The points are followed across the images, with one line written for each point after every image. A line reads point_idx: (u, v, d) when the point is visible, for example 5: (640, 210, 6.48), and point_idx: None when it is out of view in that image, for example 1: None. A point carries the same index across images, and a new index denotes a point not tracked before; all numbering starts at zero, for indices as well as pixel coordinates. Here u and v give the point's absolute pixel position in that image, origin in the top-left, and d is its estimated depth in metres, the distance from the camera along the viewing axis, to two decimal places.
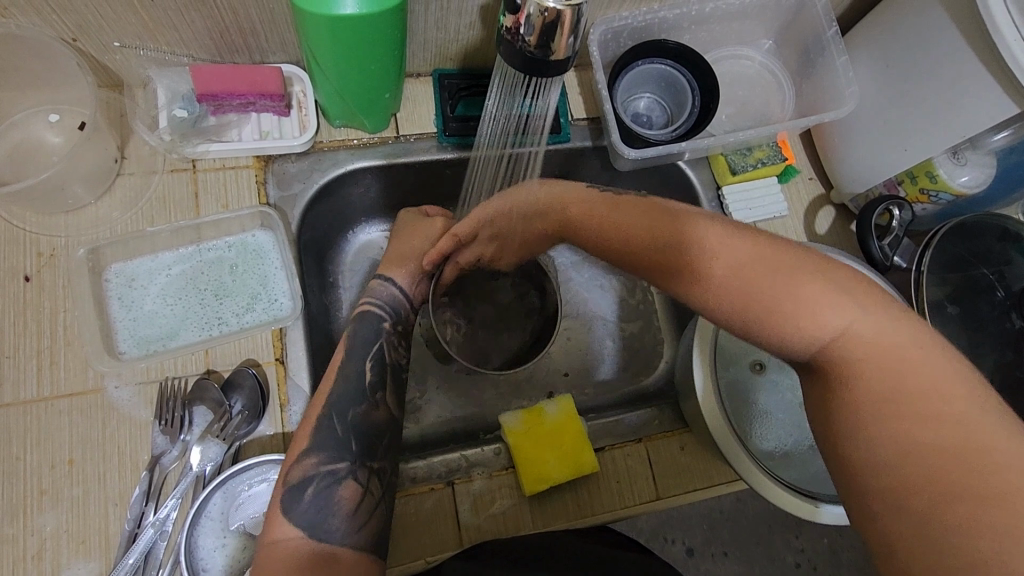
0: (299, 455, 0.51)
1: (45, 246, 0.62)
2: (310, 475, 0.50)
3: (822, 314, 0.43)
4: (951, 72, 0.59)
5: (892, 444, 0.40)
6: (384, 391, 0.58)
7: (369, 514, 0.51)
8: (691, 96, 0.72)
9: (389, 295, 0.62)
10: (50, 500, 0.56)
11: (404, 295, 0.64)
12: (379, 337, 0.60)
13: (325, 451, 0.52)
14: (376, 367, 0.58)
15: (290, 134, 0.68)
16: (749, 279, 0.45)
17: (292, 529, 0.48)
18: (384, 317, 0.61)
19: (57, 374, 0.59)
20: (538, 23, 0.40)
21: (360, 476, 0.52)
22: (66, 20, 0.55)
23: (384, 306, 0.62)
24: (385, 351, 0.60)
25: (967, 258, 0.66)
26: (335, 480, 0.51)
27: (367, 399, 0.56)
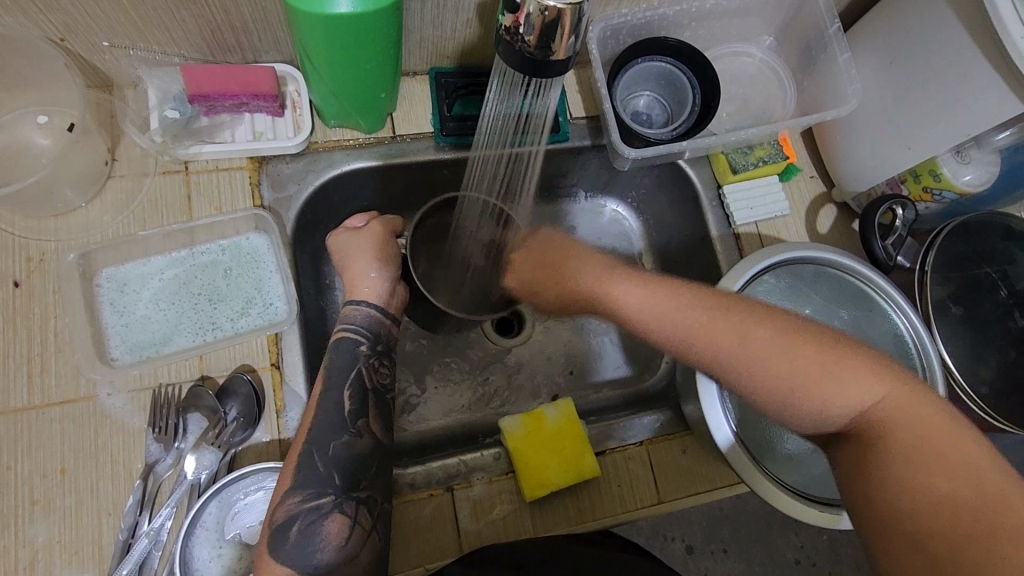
0: (283, 494, 0.51)
1: (34, 251, 0.61)
2: (293, 514, 0.51)
3: (834, 390, 0.48)
4: (956, 69, 0.59)
5: (924, 496, 0.43)
6: (366, 417, 0.56)
7: (360, 543, 0.51)
8: (691, 94, 0.71)
9: (365, 320, 0.61)
10: (41, 511, 0.55)
11: (380, 316, 0.62)
12: (356, 363, 0.58)
13: (307, 488, 0.51)
14: (357, 394, 0.57)
15: (285, 134, 0.66)
16: (768, 374, 0.49)
17: (280, 568, 0.49)
18: (361, 342, 0.60)
19: (48, 382, 0.58)
20: (539, 23, 0.39)
21: (348, 508, 0.52)
22: (53, 20, 0.54)
23: (360, 330, 0.60)
24: (364, 375, 0.58)
25: (971, 257, 0.65)
26: (319, 515, 0.51)
27: (347, 429, 0.55)
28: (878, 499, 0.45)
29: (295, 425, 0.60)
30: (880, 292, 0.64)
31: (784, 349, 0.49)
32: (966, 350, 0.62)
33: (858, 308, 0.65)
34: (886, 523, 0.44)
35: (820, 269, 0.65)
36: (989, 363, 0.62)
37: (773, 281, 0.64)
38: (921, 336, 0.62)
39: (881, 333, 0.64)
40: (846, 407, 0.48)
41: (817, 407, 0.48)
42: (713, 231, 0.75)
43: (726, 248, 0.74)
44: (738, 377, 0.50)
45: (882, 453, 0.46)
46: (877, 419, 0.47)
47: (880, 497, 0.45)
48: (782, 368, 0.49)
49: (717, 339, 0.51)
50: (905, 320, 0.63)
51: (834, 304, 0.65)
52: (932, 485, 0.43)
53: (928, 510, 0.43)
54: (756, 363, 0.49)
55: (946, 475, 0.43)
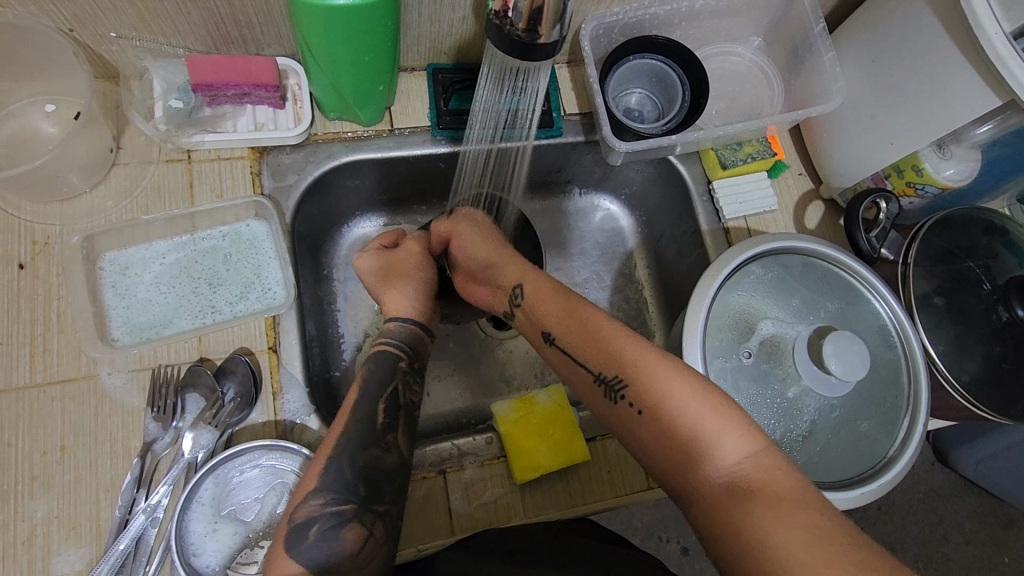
0: (306, 495, 0.51)
1: (39, 234, 0.62)
2: (314, 516, 0.50)
3: (713, 426, 0.45)
4: (935, 66, 0.61)
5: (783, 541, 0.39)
6: (394, 432, 0.57)
7: (372, 553, 0.51)
8: (681, 91, 0.73)
9: (407, 335, 0.62)
10: (41, 486, 0.56)
11: (418, 329, 0.63)
12: (394, 377, 0.59)
13: (332, 492, 0.51)
14: (390, 408, 0.57)
15: (285, 125, 0.68)
16: (669, 400, 0.48)
17: (295, 566, 0.48)
18: (400, 356, 0.61)
19: (49, 361, 0.59)
20: (526, 8, 0.41)
21: (366, 520, 0.51)
22: (62, 10, 0.56)
23: (400, 344, 0.61)
24: (398, 392, 0.59)
25: (953, 252, 0.67)
26: (338, 521, 0.50)
27: (378, 442, 0.55)
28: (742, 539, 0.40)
29: (291, 407, 0.61)
30: (862, 282, 0.65)
31: (678, 382, 0.48)
32: (949, 342, 0.64)
33: (842, 299, 0.65)
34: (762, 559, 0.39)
35: (807, 260, 0.66)
36: (973, 354, 0.63)
37: (760, 272, 0.65)
38: (902, 324, 0.64)
39: (867, 323, 0.65)
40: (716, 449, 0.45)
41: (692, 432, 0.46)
42: (703, 225, 0.76)
43: (716, 242, 0.76)
44: (640, 394, 0.49)
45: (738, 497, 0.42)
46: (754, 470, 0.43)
47: (741, 539, 0.40)
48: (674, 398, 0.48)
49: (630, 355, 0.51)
50: (887, 308, 0.64)
51: (820, 294, 0.65)
52: (798, 525, 0.39)
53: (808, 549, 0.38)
54: (660, 388, 0.48)
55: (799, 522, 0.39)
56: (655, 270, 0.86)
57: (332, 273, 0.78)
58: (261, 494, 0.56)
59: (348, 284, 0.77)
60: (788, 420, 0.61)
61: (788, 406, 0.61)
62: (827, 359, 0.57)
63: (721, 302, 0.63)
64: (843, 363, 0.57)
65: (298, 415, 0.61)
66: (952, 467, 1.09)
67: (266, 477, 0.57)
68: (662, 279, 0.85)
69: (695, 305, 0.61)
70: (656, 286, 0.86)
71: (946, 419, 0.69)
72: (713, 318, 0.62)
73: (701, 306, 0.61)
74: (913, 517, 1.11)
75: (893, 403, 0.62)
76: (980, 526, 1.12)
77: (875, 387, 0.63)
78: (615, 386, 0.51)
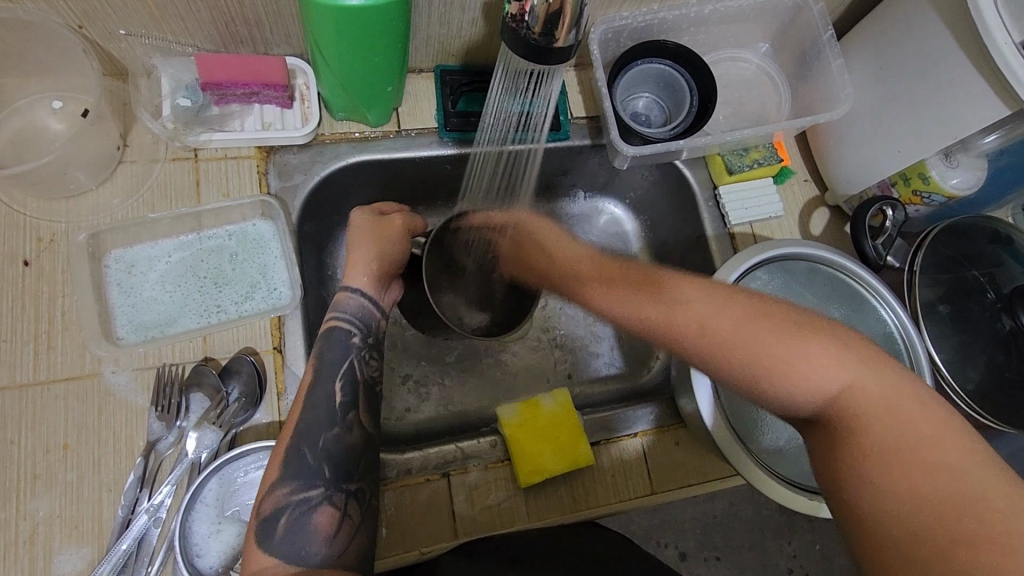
0: (272, 484, 0.51)
1: (45, 231, 0.62)
2: (282, 506, 0.50)
3: (796, 364, 0.50)
4: (944, 75, 0.61)
5: (910, 465, 0.45)
6: (356, 411, 0.56)
7: (348, 537, 0.52)
8: (688, 96, 0.73)
9: (357, 309, 0.60)
10: (43, 485, 0.55)
11: (373, 307, 0.61)
12: (349, 355, 0.58)
13: (296, 479, 0.51)
14: (348, 387, 0.57)
15: (293, 125, 0.68)
16: (749, 359, 0.51)
17: (269, 559, 0.49)
18: (354, 332, 0.59)
19: (53, 358, 0.59)
20: (543, 13, 0.41)
21: (337, 501, 0.52)
22: (72, 7, 0.56)
23: (353, 320, 0.59)
24: (356, 367, 0.58)
25: (959, 260, 0.67)
26: (309, 506, 0.51)
27: (337, 421, 0.55)
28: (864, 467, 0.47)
29: None
30: (868, 288, 0.66)
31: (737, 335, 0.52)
32: (954, 350, 0.64)
33: (848, 305, 0.66)
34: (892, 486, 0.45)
35: (813, 267, 0.66)
36: (977, 363, 0.63)
37: (766, 279, 0.65)
38: (908, 331, 0.64)
39: (871, 330, 0.65)
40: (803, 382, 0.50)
41: (782, 393, 0.50)
42: (709, 231, 0.76)
43: (722, 247, 0.76)
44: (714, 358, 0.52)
45: (834, 442, 0.49)
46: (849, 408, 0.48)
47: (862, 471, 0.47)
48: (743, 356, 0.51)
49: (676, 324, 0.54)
50: (893, 315, 0.65)
51: (826, 300, 0.66)
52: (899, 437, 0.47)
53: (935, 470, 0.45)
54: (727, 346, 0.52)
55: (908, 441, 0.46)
56: None
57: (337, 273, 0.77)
58: None
59: None
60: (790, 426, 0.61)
61: None
62: None
63: None
64: None
65: None
66: None
67: None
68: None
69: None
70: None
71: None
72: None
73: None
74: None
75: None
76: None
77: None
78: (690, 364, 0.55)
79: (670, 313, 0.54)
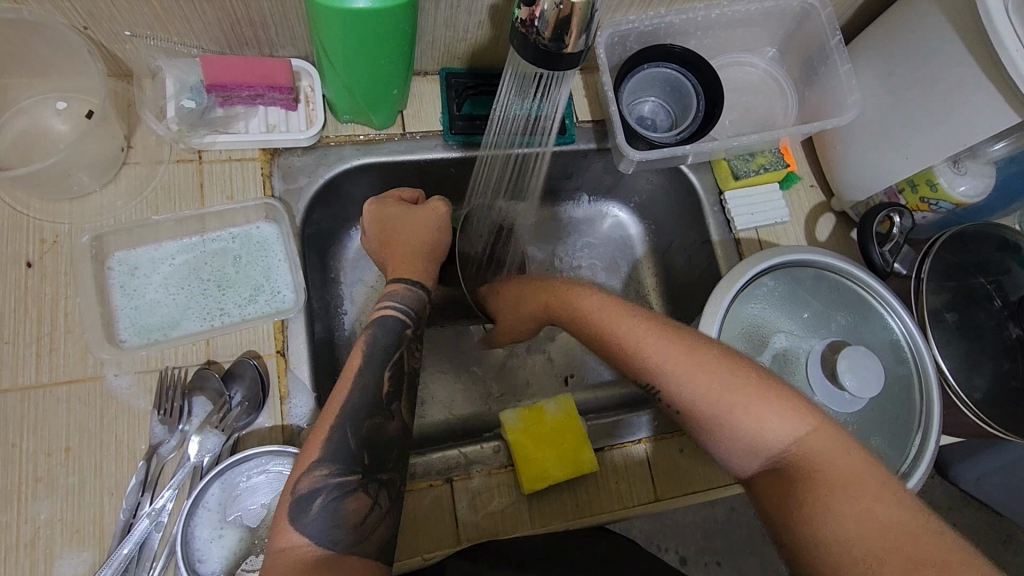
0: (309, 465, 0.50)
1: (48, 233, 0.62)
2: (318, 487, 0.49)
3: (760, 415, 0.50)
4: (954, 82, 0.60)
5: (839, 527, 0.45)
6: (399, 402, 0.55)
7: (375, 525, 0.50)
8: (695, 100, 0.73)
9: (413, 300, 0.61)
10: (45, 488, 0.55)
11: (422, 297, 0.62)
12: (401, 342, 0.58)
13: (337, 463, 0.50)
14: (394, 376, 0.56)
15: (297, 128, 0.68)
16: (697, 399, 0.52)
17: (299, 538, 0.47)
18: (405, 321, 0.59)
19: (56, 361, 0.58)
20: (553, 18, 0.41)
21: (371, 490, 0.50)
22: (78, 7, 0.56)
23: (406, 309, 0.60)
24: (403, 359, 0.57)
25: (965, 268, 0.66)
26: (345, 492, 0.49)
27: (382, 410, 0.54)
28: (807, 524, 0.46)
29: (299, 412, 0.61)
30: (876, 296, 0.65)
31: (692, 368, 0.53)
32: (961, 357, 0.63)
33: (855, 313, 0.65)
34: (826, 550, 0.45)
35: (820, 273, 0.65)
36: (983, 372, 0.63)
37: (772, 284, 0.64)
38: (915, 340, 0.63)
39: (878, 338, 0.64)
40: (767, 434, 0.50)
41: (736, 436, 0.51)
42: (714, 236, 0.76)
43: (727, 252, 0.76)
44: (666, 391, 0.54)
45: (783, 479, 0.49)
46: (811, 453, 0.48)
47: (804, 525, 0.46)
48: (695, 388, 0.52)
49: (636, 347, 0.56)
50: (900, 324, 0.64)
51: (832, 307, 0.65)
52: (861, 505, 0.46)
53: (831, 528, 0.45)
54: (674, 378, 0.53)
55: (872, 515, 0.45)
56: (662, 279, 0.85)
57: (340, 276, 0.77)
58: (267, 500, 0.56)
59: (356, 289, 0.77)
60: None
61: None
62: (841, 374, 0.56)
63: (734, 313, 0.63)
64: (857, 380, 0.56)
65: (305, 420, 0.61)
66: (953, 481, 1.08)
67: (272, 483, 0.56)
68: (671, 288, 0.84)
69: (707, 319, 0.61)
70: (664, 296, 0.85)
71: (954, 435, 0.69)
72: (725, 332, 0.62)
73: (714, 319, 0.61)
74: None
75: (906, 420, 0.62)
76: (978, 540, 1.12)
77: (887, 403, 0.62)
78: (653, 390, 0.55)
79: (659, 334, 0.55)
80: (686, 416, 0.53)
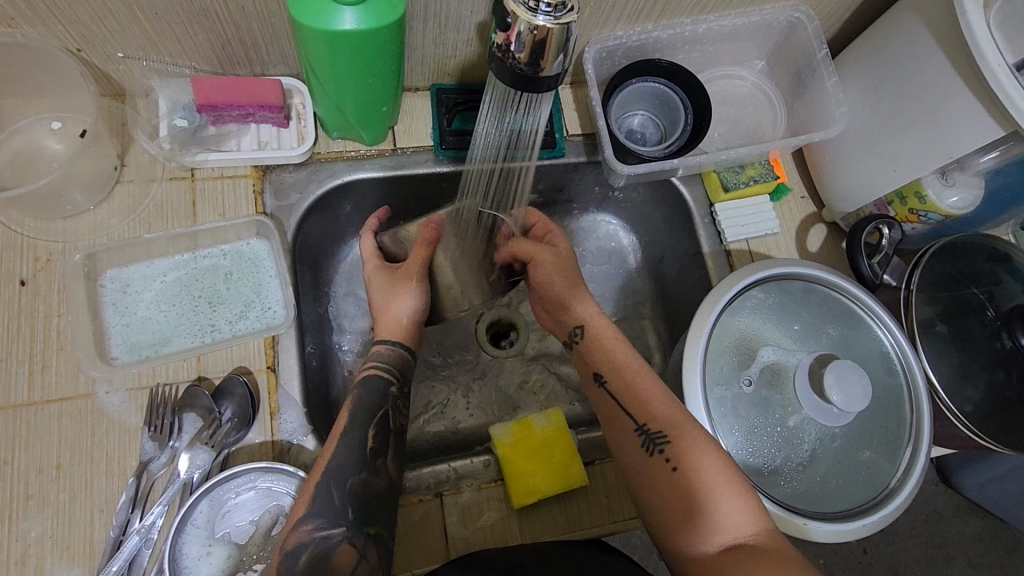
0: (297, 521, 0.51)
1: (42, 251, 0.63)
2: (304, 542, 0.50)
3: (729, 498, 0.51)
4: (937, 94, 0.60)
5: None
6: (384, 457, 0.56)
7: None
8: (683, 114, 0.73)
9: (395, 358, 0.61)
10: (35, 506, 0.56)
11: (403, 351, 0.62)
12: (384, 402, 0.59)
13: (322, 516, 0.51)
14: (379, 432, 0.57)
15: (288, 144, 0.69)
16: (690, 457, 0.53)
17: None
18: (390, 381, 0.60)
19: (48, 378, 0.59)
20: (529, 41, 0.41)
21: (357, 542, 0.51)
22: (70, 31, 0.57)
23: (390, 369, 0.60)
24: (390, 417, 0.59)
25: (956, 278, 0.66)
26: (331, 544, 0.50)
27: (367, 466, 0.55)
28: None
29: (289, 427, 0.61)
30: (866, 310, 0.64)
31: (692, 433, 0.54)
32: (954, 368, 0.63)
33: (844, 325, 0.65)
34: None
35: (809, 286, 0.65)
36: (977, 383, 0.62)
37: (761, 297, 0.64)
38: (905, 353, 0.63)
39: (867, 350, 0.64)
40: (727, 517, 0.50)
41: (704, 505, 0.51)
42: (705, 247, 0.76)
43: (718, 264, 0.76)
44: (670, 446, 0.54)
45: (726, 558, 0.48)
46: (773, 543, 0.49)
47: None
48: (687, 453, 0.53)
49: (652, 399, 0.58)
50: (890, 336, 0.64)
51: (822, 320, 0.65)
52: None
53: None
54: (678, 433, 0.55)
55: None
56: (656, 290, 0.85)
57: (333, 291, 0.77)
58: (255, 516, 0.56)
59: (349, 303, 0.77)
60: (788, 449, 0.60)
61: (789, 434, 0.60)
62: (830, 389, 0.56)
63: (722, 327, 0.62)
64: (844, 395, 0.56)
65: (295, 435, 0.61)
66: (956, 488, 1.08)
67: (261, 499, 0.56)
68: (664, 300, 0.84)
69: (694, 332, 0.61)
70: (658, 307, 0.85)
71: (949, 447, 0.68)
72: (712, 346, 0.62)
73: (700, 336, 0.61)
74: (917, 539, 1.10)
75: (896, 433, 0.61)
76: (983, 549, 1.11)
77: (877, 416, 0.62)
78: (656, 440, 0.55)
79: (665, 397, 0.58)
80: (673, 475, 0.53)
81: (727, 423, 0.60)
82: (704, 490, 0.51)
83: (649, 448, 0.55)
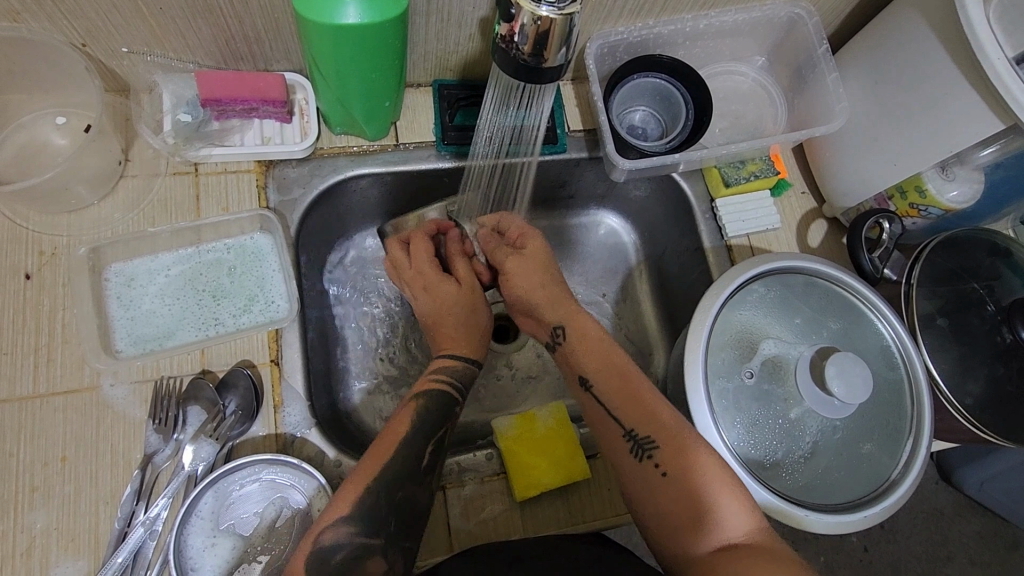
0: (335, 520, 0.51)
1: (47, 245, 0.63)
2: (340, 543, 0.50)
3: (726, 500, 0.51)
4: (938, 89, 0.61)
5: None
6: (435, 475, 0.57)
7: None
8: (684, 109, 0.73)
9: (456, 371, 0.63)
10: (41, 498, 0.56)
11: (467, 366, 0.64)
12: (447, 420, 0.60)
13: (364, 523, 0.51)
14: (434, 451, 0.57)
15: (292, 140, 0.69)
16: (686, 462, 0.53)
17: None
18: (456, 397, 0.62)
19: (53, 371, 0.59)
20: (532, 33, 0.42)
21: (389, 555, 0.51)
22: (75, 25, 0.57)
23: (456, 384, 0.62)
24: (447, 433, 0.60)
25: (957, 272, 0.67)
26: (339, 534, 0.50)
27: (417, 479, 0.55)
28: None
29: (292, 420, 0.61)
30: (866, 303, 0.65)
31: (686, 438, 0.54)
32: (954, 361, 0.63)
33: (844, 318, 0.65)
34: None
35: (810, 280, 0.66)
36: (977, 377, 0.63)
37: (762, 291, 0.64)
38: (905, 345, 0.63)
39: (868, 343, 0.64)
40: (723, 519, 0.50)
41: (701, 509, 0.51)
42: (706, 243, 0.76)
43: (719, 259, 0.76)
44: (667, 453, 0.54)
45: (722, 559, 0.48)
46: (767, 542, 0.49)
47: None
48: (682, 458, 0.53)
49: (644, 404, 0.58)
50: (890, 329, 0.64)
51: (822, 314, 0.65)
52: None
53: None
54: (672, 439, 0.55)
55: None
56: (657, 286, 0.85)
57: (335, 286, 0.77)
58: (259, 508, 0.56)
59: (351, 298, 0.77)
60: (789, 441, 0.60)
61: (790, 426, 0.61)
62: (829, 380, 0.56)
63: (723, 321, 0.63)
64: (845, 386, 0.56)
65: (298, 429, 0.61)
66: (957, 486, 1.09)
67: (265, 491, 0.57)
68: (664, 296, 0.84)
69: (696, 326, 0.61)
70: (659, 303, 0.85)
71: (950, 441, 0.68)
72: (713, 340, 0.62)
73: (701, 330, 0.61)
74: (917, 537, 1.10)
75: (896, 426, 0.61)
76: (983, 546, 1.11)
77: (876, 406, 0.62)
78: (647, 445, 0.55)
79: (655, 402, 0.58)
80: (668, 480, 0.53)
81: (728, 417, 0.60)
82: (693, 492, 0.52)
83: (636, 453, 0.56)
